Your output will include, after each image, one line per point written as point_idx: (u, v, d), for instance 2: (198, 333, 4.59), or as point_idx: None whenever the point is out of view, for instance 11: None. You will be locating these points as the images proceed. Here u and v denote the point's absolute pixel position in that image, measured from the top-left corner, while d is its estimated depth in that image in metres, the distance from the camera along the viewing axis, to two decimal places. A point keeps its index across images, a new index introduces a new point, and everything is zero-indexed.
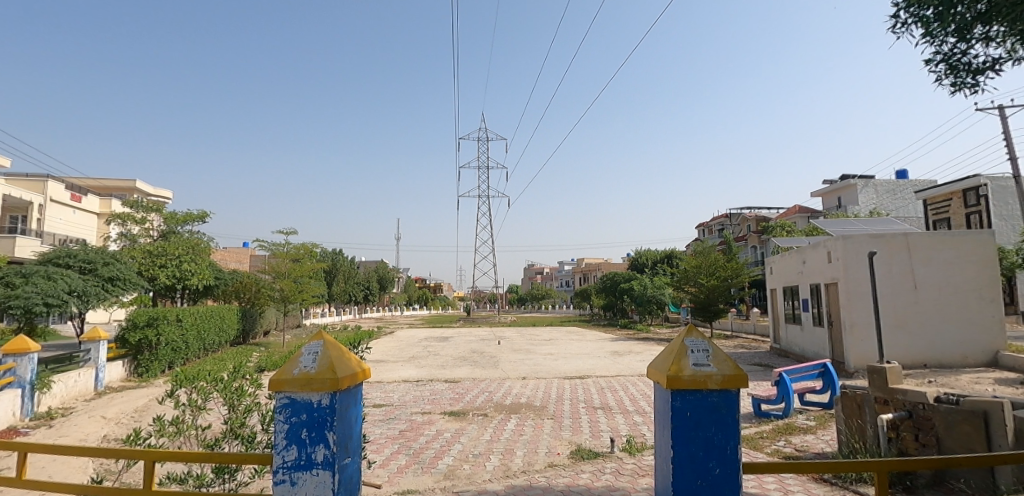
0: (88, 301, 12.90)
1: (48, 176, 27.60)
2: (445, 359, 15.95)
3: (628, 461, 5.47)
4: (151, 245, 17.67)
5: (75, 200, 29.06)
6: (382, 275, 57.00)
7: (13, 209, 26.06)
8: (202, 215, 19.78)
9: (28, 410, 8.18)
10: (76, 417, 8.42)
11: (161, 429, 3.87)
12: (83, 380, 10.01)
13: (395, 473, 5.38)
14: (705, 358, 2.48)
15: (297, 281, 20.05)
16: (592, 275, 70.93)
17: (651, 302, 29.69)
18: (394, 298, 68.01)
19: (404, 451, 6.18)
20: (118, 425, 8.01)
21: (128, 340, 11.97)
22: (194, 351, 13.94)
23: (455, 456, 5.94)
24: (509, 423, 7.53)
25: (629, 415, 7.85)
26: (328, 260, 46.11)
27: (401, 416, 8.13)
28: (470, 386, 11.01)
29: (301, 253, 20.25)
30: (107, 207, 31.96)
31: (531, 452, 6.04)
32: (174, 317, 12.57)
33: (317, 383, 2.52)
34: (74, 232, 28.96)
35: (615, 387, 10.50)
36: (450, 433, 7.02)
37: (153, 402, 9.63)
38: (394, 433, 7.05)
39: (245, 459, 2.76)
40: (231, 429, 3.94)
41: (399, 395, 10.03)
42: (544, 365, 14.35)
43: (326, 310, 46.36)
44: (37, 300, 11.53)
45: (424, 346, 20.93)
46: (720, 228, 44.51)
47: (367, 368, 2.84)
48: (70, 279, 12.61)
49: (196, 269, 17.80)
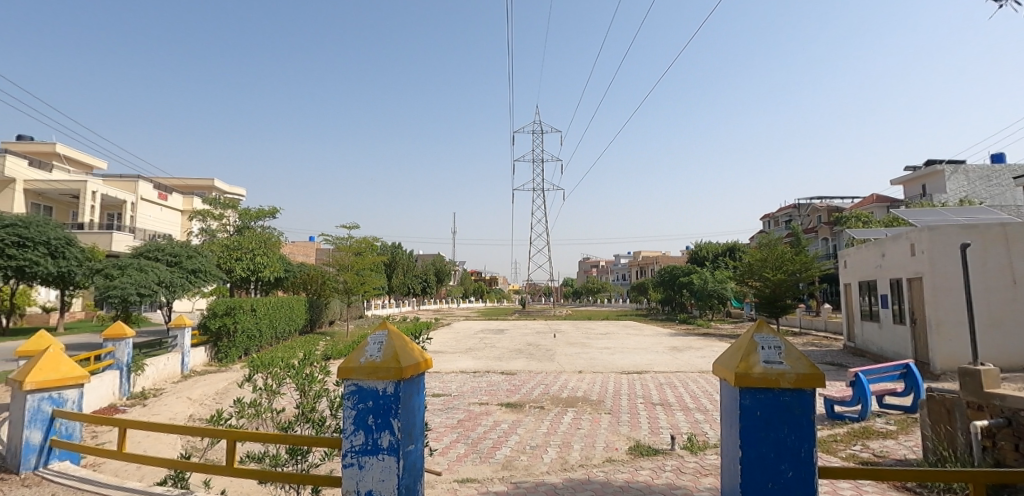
0: (174, 291, 13.97)
1: (137, 177, 30.05)
2: (501, 351, 16.13)
3: (689, 460, 5.32)
4: (228, 239, 18.88)
5: (162, 199, 31.55)
6: (440, 268, 58.28)
7: (111, 208, 28.62)
8: (273, 211, 20.84)
9: (126, 390, 8.99)
10: (166, 398, 9.16)
11: (240, 411, 4.13)
12: (171, 364, 10.88)
13: (455, 461, 5.52)
14: (777, 355, 2.35)
15: (359, 274, 20.84)
16: (649, 268, 69.27)
17: (712, 297, 28.67)
18: (451, 291, 69.22)
19: (463, 440, 6.31)
20: (202, 406, 8.66)
21: (209, 327, 12.87)
22: (267, 340, 14.77)
23: (512, 447, 6.02)
24: (566, 416, 7.51)
25: (689, 413, 7.62)
26: (388, 253, 47.72)
27: (460, 406, 8.30)
28: (526, 377, 11.10)
29: (364, 246, 20.80)
30: (189, 204, 34.49)
31: (588, 446, 6.00)
32: (249, 307, 13.42)
33: (383, 372, 2.61)
34: (161, 228, 31.43)
35: (674, 383, 10.24)
36: (507, 424, 7.09)
37: (232, 385, 10.31)
38: (453, 423, 7.21)
39: (318, 443, 2.95)
40: (302, 413, 4.11)
41: (457, 385, 10.23)
42: (601, 359, 14.18)
43: (387, 302, 48.03)
44: (132, 290, 12.59)
45: (480, 338, 21.23)
46: (787, 220, 42.25)
47: (430, 359, 2.90)
48: (159, 271, 13.69)
49: (268, 262, 18.93)
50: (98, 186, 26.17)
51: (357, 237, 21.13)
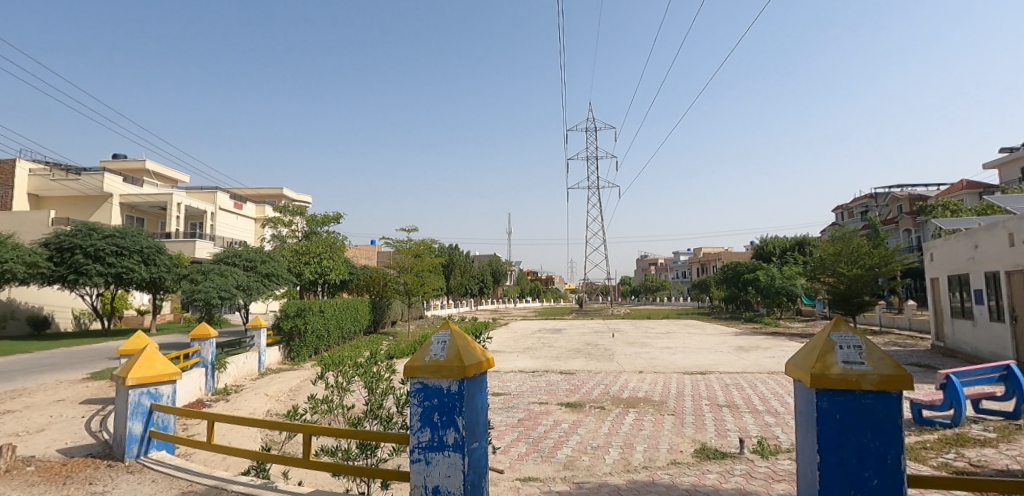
0: (250, 294, 14.93)
1: (215, 188, 32.33)
2: (560, 351, 16.07)
3: (760, 465, 5.09)
4: (297, 244, 19.93)
5: (237, 208, 33.78)
6: (496, 268, 58.86)
7: (193, 217, 30.94)
8: (337, 217, 21.73)
9: (210, 386, 9.70)
10: (246, 393, 9.80)
11: (314, 407, 4.36)
12: (249, 362, 11.63)
13: (516, 460, 5.56)
14: (857, 355, 2.21)
15: (419, 275, 21.43)
16: (711, 265, 66.85)
17: (780, 294, 27.29)
18: (508, 291, 69.79)
19: (524, 439, 6.35)
20: (278, 402, 9.20)
21: (282, 328, 13.66)
22: (334, 339, 15.49)
23: (574, 447, 5.99)
24: (627, 417, 7.37)
25: (759, 415, 7.29)
26: (445, 255, 48.75)
27: (520, 405, 8.35)
28: (585, 377, 11.00)
29: (422, 248, 21.38)
30: (261, 212, 36.72)
31: (651, 448, 5.87)
32: (317, 308, 14.12)
33: (446, 371, 2.67)
34: (237, 236, 33.67)
35: (742, 384, 9.83)
36: (568, 424, 7.06)
37: (305, 383, 10.88)
38: (513, 421, 7.27)
39: (386, 438, 3.07)
40: (370, 410, 4.27)
41: (517, 385, 10.29)
42: (662, 359, 13.82)
43: (445, 302, 49.09)
44: (214, 293, 13.56)
45: (537, 337, 21.25)
46: (863, 211, 39.56)
47: (491, 359, 2.94)
48: (237, 275, 14.68)
49: (334, 265, 19.85)
50: (182, 198, 28.39)
51: (415, 240, 21.74)
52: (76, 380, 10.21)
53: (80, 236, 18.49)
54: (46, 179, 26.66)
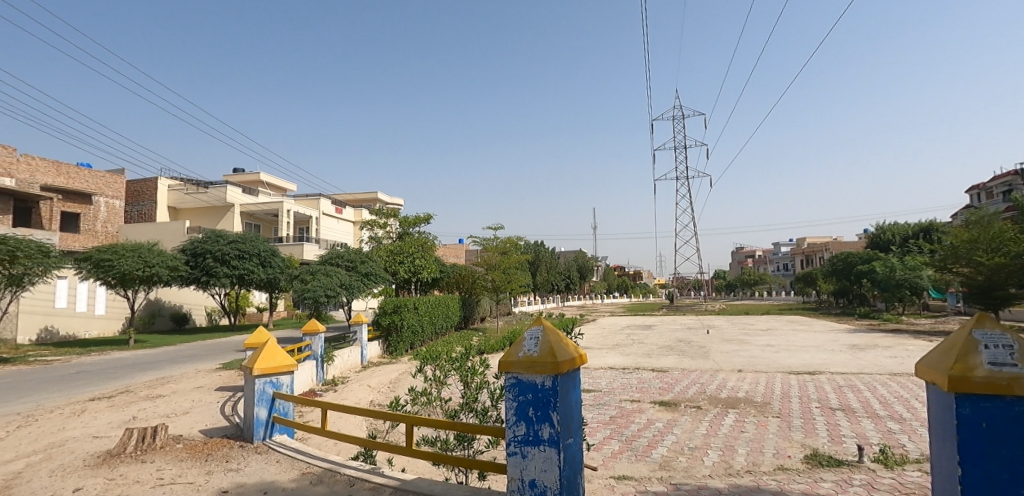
0: (352, 292, 16.03)
1: (319, 195, 35.03)
2: (651, 348, 15.64)
3: (883, 475, 4.61)
4: (392, 245, 21.06)
5: (338, 212, 36.37)
6: (582, 264, 58.41)
7: (301, 222, 33.78)
8: (427, 217, 22.64)
9: (321, 377, 10.55)
10: (351, 385, 10.55)
11: (414, 399, 4.59)
12: (353, 356, 12.50)
13: (610, 458, 5.50)
14: (1009, 356, 1.93)
15: (506, 272, 21.80)
16: (816, 256, 61.54)
17: (901, 287, 24.52)
18: (594, 286, 69.09)
19: (617, 437, 6.27)
20: (380, 393, 9.81)
21: (382, 324, 14.55)
22: (428, 335, 16.21)
23: (669, 447, 5.80)
24: (727, 418, 7.01)
25: (880, 421, 6.61)
26: (531, 252, 49.19)
27: (611, 402, 8.24)
28: (679, 375, 10.61)
29: (508, 245, 21.71)
30: (359, 216, 39.26)
31: (754, 452, 5.54)
32: (412, 305, 14.85)
33: (540, 366, 2.70)
34: (339, 238, 36.28)
35: (858, 386, 8.96)
36: (662, 423, 6.87)
37: (403, 376, 11.50)
38: (605, 419, 7.20)
39: (483, 431, 3.16)
40: (466, 403, 4.41)
41: (607, 382, 10.16)
42: (764, 358, 12.97)
43: (532, 298, 49.61)
44: (321, 292, 14.75)
45: (627, 334, 20.80)
46: (1006, 190, 34.38)
47: (585, 354, 2.92)
48: (340, 275, 15.82)
49: (426, 264, 20.75)
50: (291, 206, 31.09)
51: (501, 238, 22.13)
52: (211, 370, 11.57)
53: (209, 242, 20.85)
54: (181, 193, 30.39)
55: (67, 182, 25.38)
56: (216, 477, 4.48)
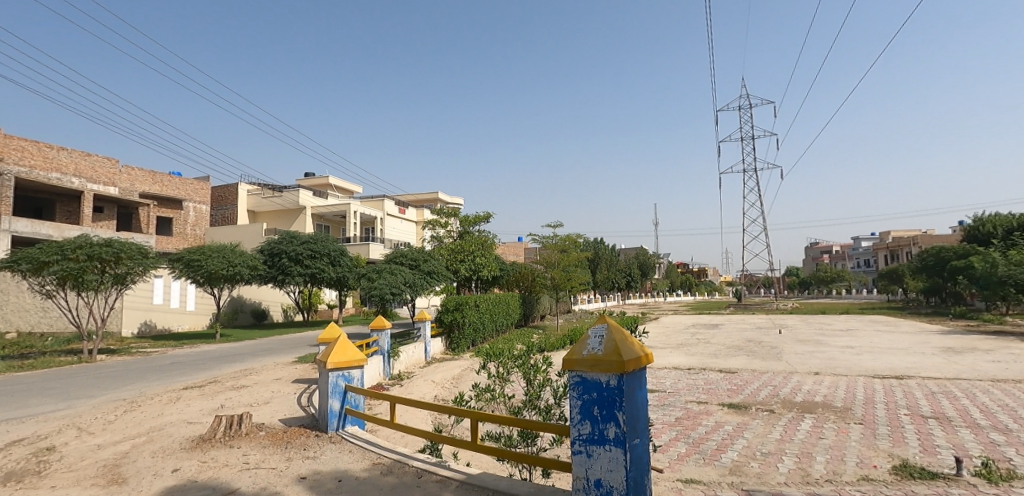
0: (416, 290, 16.52)
1: (383, 196, 36.33)
2: (718, 348, 15.04)
3: (987, 492, 4.19)
4: (453, 244, 21.50)
5: (401, 213, 37.56)
6: (643, 261, 57.12)
7: (367, 223, 35.19)
8: (486, 216, 22.92)
9: (387, 372, 10.95)
10: (416, 380, 10.87)
11: (478, 395, 4.67)
12: (418, 352, 12.88)
13: (676, 460, 5.35)
14: None
15: (565, 270, 21.69)
16: (903, 251, 56.83)
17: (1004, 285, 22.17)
18: (656, 284, 67.38)
19: (683, 439, 6.08)
20: (444, 389, 10.04)
21: (444, 321, 14.90)
22: (489, 332, 16.41)
23: (740, 451, 5.56)
24: (803, 423, 6.62)
25: (981, 431, 6.01)
26: (590, 249, 48.65)
27: (677, 403, 8.00)
28: (749, 377, 10.14)
29: (568, 243, 21.58)
30: (421, 215, 40.35)
31: (835, 460, 5.20)
32: (473, 303, 15.10)
33: (605, 365, 2.67)
34: (402, 237, 37.48)
35: (954, 393, 8.19)
36: (731, 426, 6.59)
37: (465, 372, 11.72)
38: (670, 420, 7.00)
39: (547, 428, 3.17)
40: (529, 401, 4.43)
41: (671, 382, 9.88)
42: (844, 360, 12.13)
43: (592, 297, 49.09)
44: (387, 289, 15.31)
45: (692, 333, 20.10)
46: None
47: (650, 353, 2.85)
48: (404, 273, 16.35)
49: (486, 262, 21.03)
50: (357, 207, 32.44)
51: (561, 236, 22.02)
52: (287, 363, 12.30)
53: (284, 243, 22.18)
54: (259, 197, 32.49)
55: (161, 189, 27.80)
56: (295, 463, 4.75)
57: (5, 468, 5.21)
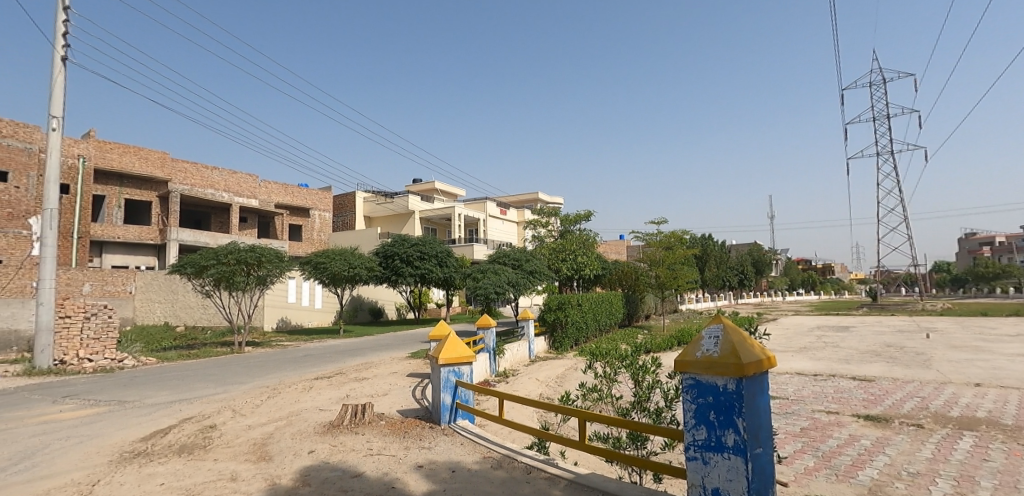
0: (519, 289, 16.82)
1: (485, 198, 37.44)
2: (849, 353, 13.55)
3: None
4: (554, 243, 21.57)
5: (503, 214, 38.46)
6: (757, 258, 53.17)
7: (470, 225, 36.51)
8: (587, 214, 22.68)
9: (493, 368, 11.26)
10: (521, 377, 11.07)
11: (585, 395, 4.65)
12: (522, 350, 13.10)
13: (803, 474, 4.92)
14: None
15: (671, 268, 20.80)
16: None
17: None
18: (773, 282, 62.36)
19: (810, 452, 5.57)
20: (548, 387, 10.12)
21: (547, 319, 15.02)
22: (592, 332, 16.26)
23: (880, 469, 4.97)
24: (961, 442, 5.75)
25: None
26: (698, 246, 46.28)
27: (802, 412, 7.34)
28: (889, 386, 9.01)
29: (673, 240, 20.69)
30: (522, 216, 41.03)
31: (1005, 487, 4.45)
32: (576, 302, 15.03)
33: (721, 367, 2.52)
34: (504, 238, 38.39)
35: None
36: (869, 441, 5.90)
37: (569, 372, 11.70)
38: (794, 429, 6.45)
39: (658, 431, 3.07)
40: (637, 403, 4.31)
41: (794, 389, 9.08)
42: (1014, 370, 10.32)
43: (701, 296, 46.65)
44: (491, 288, 15.76)
45: (817, 336, 18.29)
46: None
47: (773, 357, 2.64)
48: (508, 273, 16.71)
49: (588, 261, 20.86)
50: (461, 210, 33.77)
51: (665, 232, 21.19)
52: (401, 358, 13.13)
53: (397, 246, 23.72)
54: (374, 203, 35.08)
55: (292, 199, 31.06)
56: (412, 452, 5.07)
57: (180, 441, 6.16)
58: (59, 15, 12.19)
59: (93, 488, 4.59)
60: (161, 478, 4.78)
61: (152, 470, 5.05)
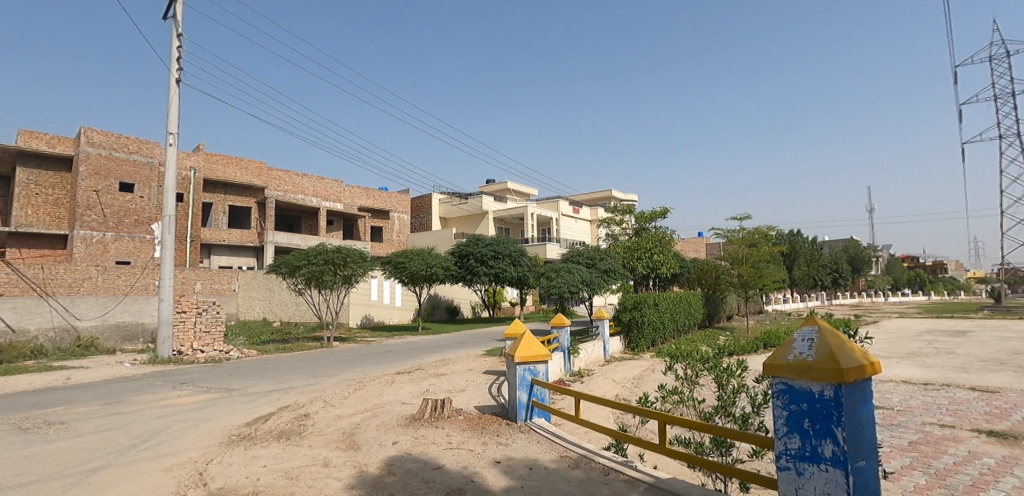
0: (593, 288, 16.65)
1: (558, 197, 37.37)
2: (966, 360, 12.14)
3: None
4: (629, 241, 21.12)
5: (576, 212, 38.22)
6: (854, 255, 49.01)
7: (543, 224, 36.61)
8: (663, 211, 21.98)
9: (568, 368, 11.21)
10: (596, 378, 10.94)
11: (665, 397, 4.52)
12: (597, 350, 12.95)
13: (913, 492, 4.48)
14: None
15: (755, 266, 19.67)
16: None
17: None
18: (873, 282, 57.21)
19: (922, 468, 5.06)
20: (625, 389, 9.92)
21: (622, 319, 14.76)
22: (670, 332, 15.76)
23: (1008, 492, 4.42)
24: None
25: None
26: (785, 242, 43.45)
27: (910, 424, 6.68)
28: (1018, 399, 7.97)
29: (758, 236, 19.58)
30: (595, 214, 40.54)
31: None
32: (652, 302, 14.64)
33: (817, 373, 2.36)
34: (578, 237, 38.14)
35: None
36: (994, 460, 5.26)
37: (647, 373, 11.41)
38: (902, 443, 5.88)
39: (746, 438, 2.92)
40: (722, 407, 4.12)
41: (900, 398, 8.27)
42: None
43: (789, 296, 43.76)
44: (565, 287, 15.72)
45: (927, 341, 16.55)
46: None
47: (878, 362, 2.42)
48: (582, 272, 16.58)
49: (665, 259, 20.25)
50: (534, 209, 33.93)
51: (749, 229, 20.10)
52: (477, 355, 13.41)
53: (471, 245, 24.29)
54: (449, 205, 36.11)
55: (373, 202, 32.68)
56: (490, 447, 5.18)
57: (278, 427, 6.69)
58: (173, 42, 13.63)
59: (206, 466, 5.11)
60: (264, 460, 5.23)
61: (256, 452, 5.53)
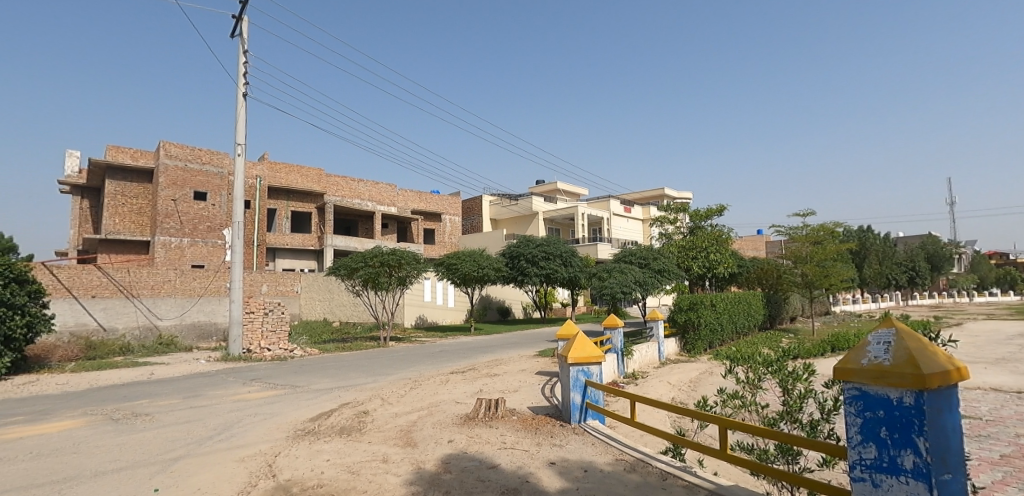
0: (647, 289, 16.30)
1: (608, 196, 36.87)
2: None
3: None
4: (683, 240, 20.53)
5: (627, 211, 37.58)
6: (932, 252, 45.51)
7: (594, 224, 36.21)
8: (720, 209, 21.22)
9: (622, 370, 11.02)
10: (651, 380, 10.70)
11: (726, 400, 4.37)
12: (651, 352, 12.66)
13: None
14: None
15: (821, 265, 18.62)
16: None
17: None
18: (955, 281, 52.90)
19: (1018, 485, 4.62)
20: (681, 392, 9.65)
21: (678, 320, 14.36)
22: (728, 334, 15.21)
23: None
24: None
25: None
26: (854, 239, 40.94)
27: (1003, 436, 6.11)
28: None
29: (823, 233, 18.55)
30: (648, 213, 39.70)
31: None
32: (709, 302, 14.16)
33: (896, 378, 2.21)
34: (630, 236, 37.47)
35: None
36: None
37: (704, 376, 11.05)
38: (994, 456, 5.40)
39: (816, 445, 2.79)
40: (788, 412, 3.93)
41: (990, 407, 7.60)
42: None
43: (858, 295, 41.21)
44: (618, 288, 15.46)
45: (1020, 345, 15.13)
46: None
47: (965, 367, 2.24)
48: (634, 272, 16.28)
49: (722, 258, 19.56)
50: (584, 209, 33.63)
51: (813, 225, 19.08)
52: (529, 356, 13.43)
53: (522, 246, 24.37)
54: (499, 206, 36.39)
55: (426, 205, 33.41)
56: (544, 448, 5.19)
57: (340, 423, 6.97)
58: (240, 58, 14.48)
59: (275, 458, 5.40)
60: (327, 454, 5.47)
61: (320, 447, 5.79)
